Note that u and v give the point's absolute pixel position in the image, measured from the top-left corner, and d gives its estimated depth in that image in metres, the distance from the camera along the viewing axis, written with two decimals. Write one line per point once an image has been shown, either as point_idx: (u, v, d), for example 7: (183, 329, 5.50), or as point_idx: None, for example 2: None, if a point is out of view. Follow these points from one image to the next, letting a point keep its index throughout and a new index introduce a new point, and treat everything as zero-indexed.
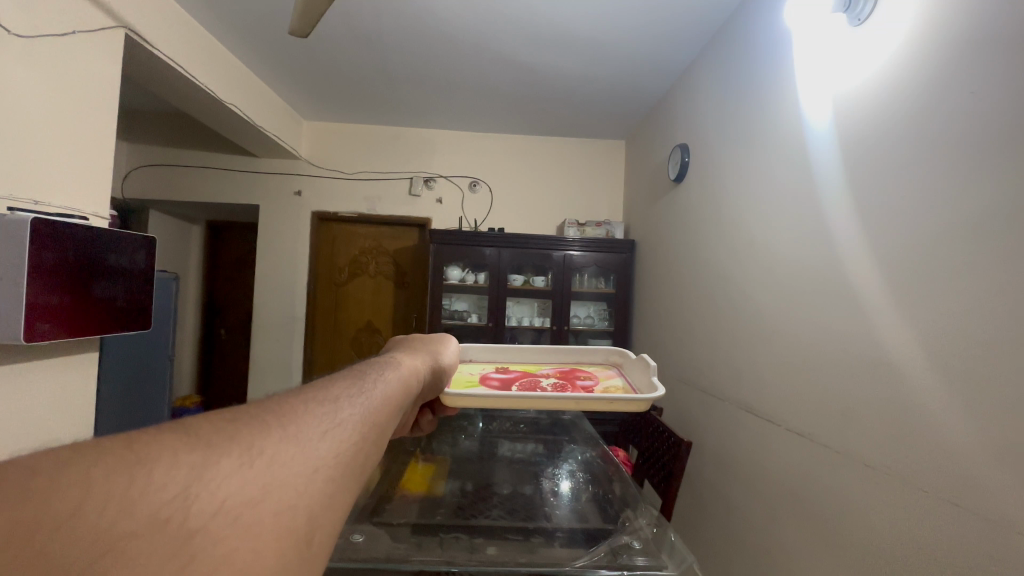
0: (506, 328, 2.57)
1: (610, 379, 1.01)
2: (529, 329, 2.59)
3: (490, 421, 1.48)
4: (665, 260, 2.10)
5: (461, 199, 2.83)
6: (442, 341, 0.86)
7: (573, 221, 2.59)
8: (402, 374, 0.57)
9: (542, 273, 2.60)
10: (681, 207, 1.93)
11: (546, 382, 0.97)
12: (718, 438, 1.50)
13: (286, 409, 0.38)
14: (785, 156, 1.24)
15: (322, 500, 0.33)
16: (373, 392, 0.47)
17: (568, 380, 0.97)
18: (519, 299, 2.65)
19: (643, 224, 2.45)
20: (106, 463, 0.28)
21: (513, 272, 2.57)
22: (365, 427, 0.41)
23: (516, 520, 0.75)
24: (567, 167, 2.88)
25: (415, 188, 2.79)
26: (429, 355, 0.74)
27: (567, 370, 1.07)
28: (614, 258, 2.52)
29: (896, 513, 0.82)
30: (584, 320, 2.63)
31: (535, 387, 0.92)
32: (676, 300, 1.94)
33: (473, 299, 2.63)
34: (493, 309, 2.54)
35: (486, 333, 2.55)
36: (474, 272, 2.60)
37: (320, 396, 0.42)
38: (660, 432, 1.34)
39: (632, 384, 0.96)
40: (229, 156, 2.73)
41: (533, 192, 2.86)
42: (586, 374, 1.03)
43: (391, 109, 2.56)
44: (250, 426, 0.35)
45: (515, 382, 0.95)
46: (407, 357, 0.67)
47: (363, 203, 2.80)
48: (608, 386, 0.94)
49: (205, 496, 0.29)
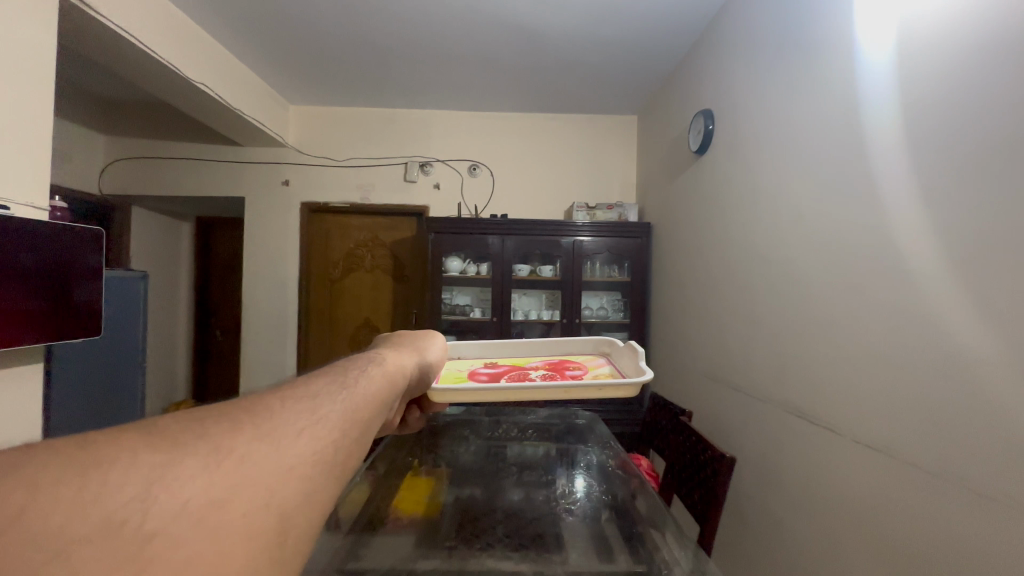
0: (513, 324, 2.53)
1: (599, 367, 0.96)
2: (537, 322, 2.54)
3: (496, 427, 1.42)
4: (687, 245, 2.03)
5: (461, 183, 2.77)
6: (430, 335, 0.82)
7: (583, 204, 2.53)
8: (389, 372, 0.56)
9: (549, 263, 2.55)
10: (706, 181, 1.84)
11: (535, 374, 0.92)
12: (760, 440, 1.44)
13: (261, 407, 0.38)
14: (836, 104, 1.15)
15: (299, 495, 0.34)
16: (355, 391, 0.47)
17: (557, 372, 0.92)
18: (526, 291, 2.60)
19: (660, 204, 2.37)
20: (58, 465, 0.27)
21: (519, 262, 2.52)
22: (346, 424, 0.42)
23: (527, 547, 0.73)
24: (576, 148, 2.80)
25: (410, 174, 2.73)
26: (415, 348, 0.72)
27: (557, 362, 1.02)
28: (629, 244, 2.45)
29: (1006, 545, 0.72)
30: (598, 312, 2.58)
31: (525, 378, 0.87)
32: (704, 287, 1.86)
33: (476, 293, 2.59)
34: (497, 304, 2.49)
35: (490, 327, 2.50)
36: (475, 263, 2.54)
37: (299, 392, 0.42)
38: (694, 440, 1.26)
39: (619, 371, 0.92)
40: (213, 146, 2.70)
41: (539, 176, 2.79)
42: (575, 365, 0.98)
43: (382, 87, 2.49)
44: (220, 426, 0.35)
45: (504, 375, 0.91)
46: (394, 353, 0.65)
47: (356, 192, 2.75)
48: (598, 374, 0.90)
49: (162, 499, 0.29)
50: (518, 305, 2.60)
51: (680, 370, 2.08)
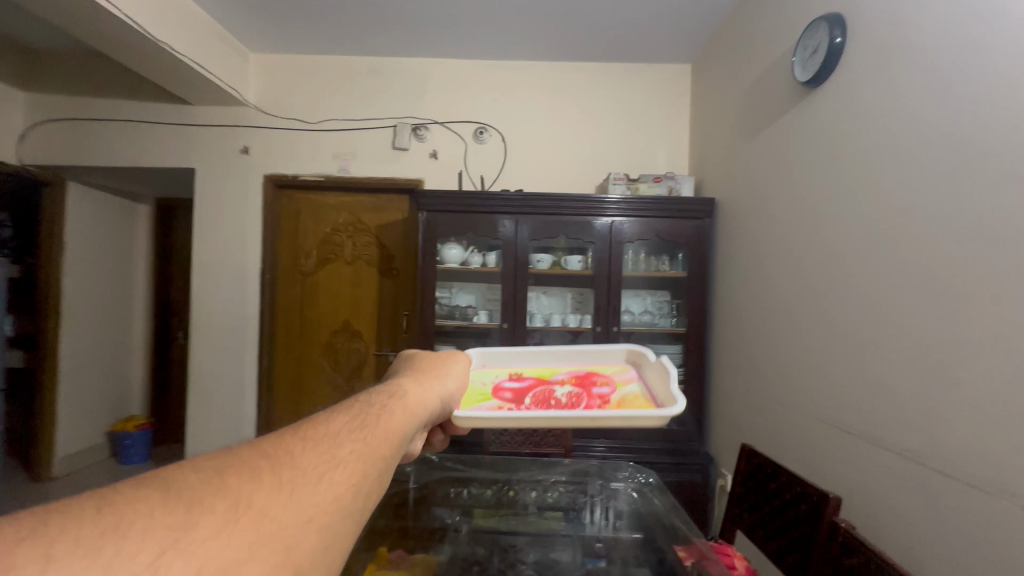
0: (530, 330, 2.37)
1: (627, 384, 0.84)
2: (561, 329, 2.39)
3: (499, 484, 1.36)
4: (762, 237, 1.88)
5: (465, 151, 2.62)
6: (444, 359, 0.83)
7: (622, 176, 2.36)
8: (404, 407, 0.61)
9: (578, 252, 2.39)
10: (803, 122, 1.61)
11: (560, 392, 0.82)
12: (850, 472, 1.33)
13: (280, 459, 0.44)
14: (996, 48, 0.96)
15: (312, 548, 0.39)
16: (371, 437, 0.52)
17: (583, 391, 0.81)
18: (548, 289, 2.45)
19: (725, 184, 2.21)
20: (88, 529, 0.32)
21: (539, 253, 2.38)
22: (359, 475, 0.47)
23: None
24: (600, 105, 2.64)
25: (401, 139, 2.59)
26: (428, 374, 0.74)
27: (584, 375, 0.89)
28: (687, 226, 2.28)
29: None
30: (642, 316, 2.41)
31: (548, 402, 0.78)
32: (784, 278, 1.71)
33: (481, 293, 2.45)
34: (509, 308, 2.33)
35: (499, 333, 2.37)
36: (480, 252, 2.41)
37: (320, 440, 0.48)
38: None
39: (649, 390, 0.80)
40: (162, 105, 2.60)
41: (571, 143, 2.63)
42: (602, 380, 0.87)
43: (361, 30, 2.35)
44: (241, 477, 0.41)
45: (528, 393, 0.82)
46: (410, 386, 0.67)
47: (334, 162, 2.62)
48: (625, 399, 0.78)
49: (182, 559, 0.33)
50: (539, 308, 2.44)
51: (748, 388, 1.94)
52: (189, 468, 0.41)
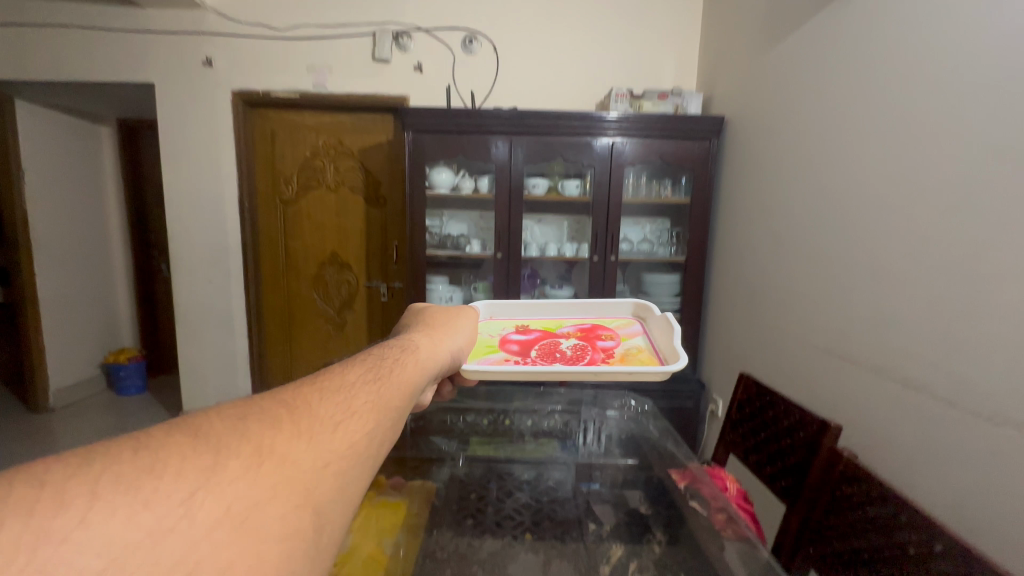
0: (525, 261, 2.36)
1: (631, 337, 0.94)
2: (557, 258, 2.39)
3: (496, 415, 1.45)
4: (773, 164, 1.82)
5: (453, 63, 2.45)
6: (456, 315, 0.86)
7: (625, 92, 2.23)
8: (414, 364, 0.63)
9: (576, 177, 2.32)
10: (831, 27, 1.49)
11: (563, 346, 0.90)
12: (848, 400, 1.39)
13: (297, 409, 0.46)
14: None
15: (330, 492, 0.41)
16: (382, 390, 0.54)
17: (587, 343, 0.90)
18: (542, 217, 2.40)
19: (737, 99, 2.10)
20: (121, 468, 0.33)
21: (535, 178, 2.30)
22: (370, 426, 0.49)
23: (545, 531, 0.94)
24: (601, 8, 2.43)
25: (383, 49, 2.40)
26: (438, 330, 0.77)
27: (588, 329, 0.98)
28: (693, 148, 2.19)
29: None
30: (642, 244, 2.40)
31: (553, 355, 0.85)
32: (791, 203, 1.69)
33: (474, 222, 2.42)
34: (503, 238, 2.29)
35: (492, 263, 2.35)
36: (472, 177, 2.33)
37: (334, 392, 0.50)
38: (931, 546, 0.78)
39: (646, 345, 0.89)
40: (110, 10, 2.34)
41: (568, 51, 2.46)
42: (607, 334, 0.95)
43: None
44: (262, 424, 0.42)
45: (533, 347, 0.89)
46: (420, 342, 0.70)
47: (308, 75, 2.44)
48: (628, 348, 0.88)
49: (210, 502, 0.34)
50: (535, 236, 2.41)
51: (749, 319, 1.98)
52: (211, 413, 0.42)
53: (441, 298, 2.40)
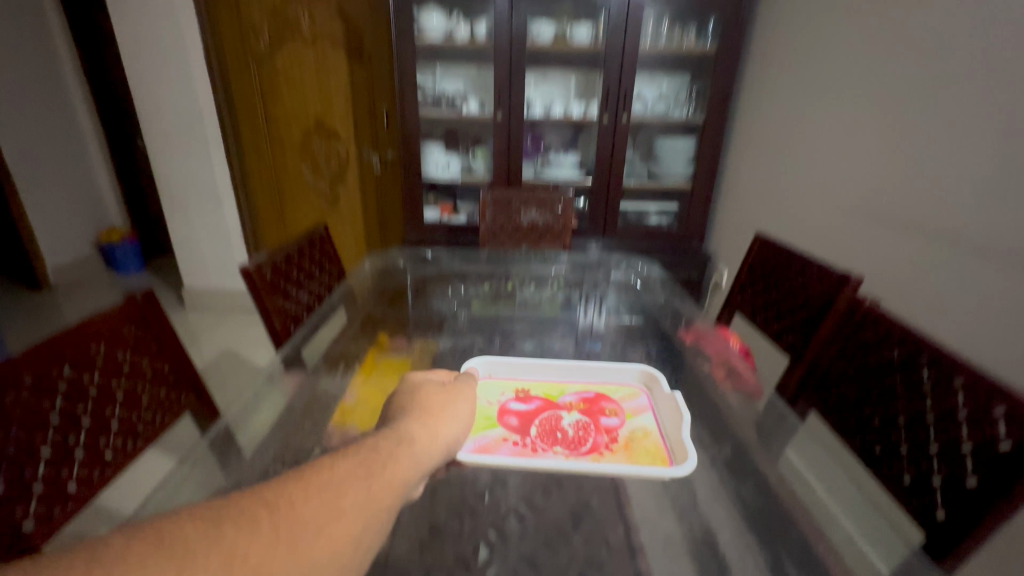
0: (530, 123, 2.26)
1: (637, 412, 0.87)
2: (563, 120, 2.25)
3: (499, 279, 1.52)
4: None
5: None
6: (458, 387, 0.71)
7: None
8: (410, 464, 0.51)
9: (587, 21, 2.14)
10: None
11: (565, 419, 0.85)
12: (870, 259, 1.41)
13: (286, 501, 0.39)
14: None
15: None
16: (384, 481, 0.47)
17: (589, 425, 0.83)
18: (545, 74, 2.25)
19: None
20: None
21: (539, 26, 2.13)
22: (364, 529, 0.42)
23: None
24: None
25: None
26: (443, 413, 0.64)
27: (589, 398, 0.90)
28: None
29: None
30: (659, 105, 2.27)
31: (555, 434, 0.81)
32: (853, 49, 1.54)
33: (472, 78, 2.27)
34: (505, 93, 2.13)
35: (491, 125, 2.23)
36: (468, 21, 2.15)
37: (333, 478, 0.44)
38: (950, 381, 0.73)
39: (654, 426, 0.84)
40: None
41: None
42: (611, 409, 0.88)
43: None
44: (236, 531, 0.35)
45: (537, 419, 0.84)
46: (420, 433, 0.57)
47: None
48: (634, 432, 0.82)
49: None
50: (537, 95, 2.28)
51: (772, 185, 1.94)
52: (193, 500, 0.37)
53: (437, 164, 2.34)
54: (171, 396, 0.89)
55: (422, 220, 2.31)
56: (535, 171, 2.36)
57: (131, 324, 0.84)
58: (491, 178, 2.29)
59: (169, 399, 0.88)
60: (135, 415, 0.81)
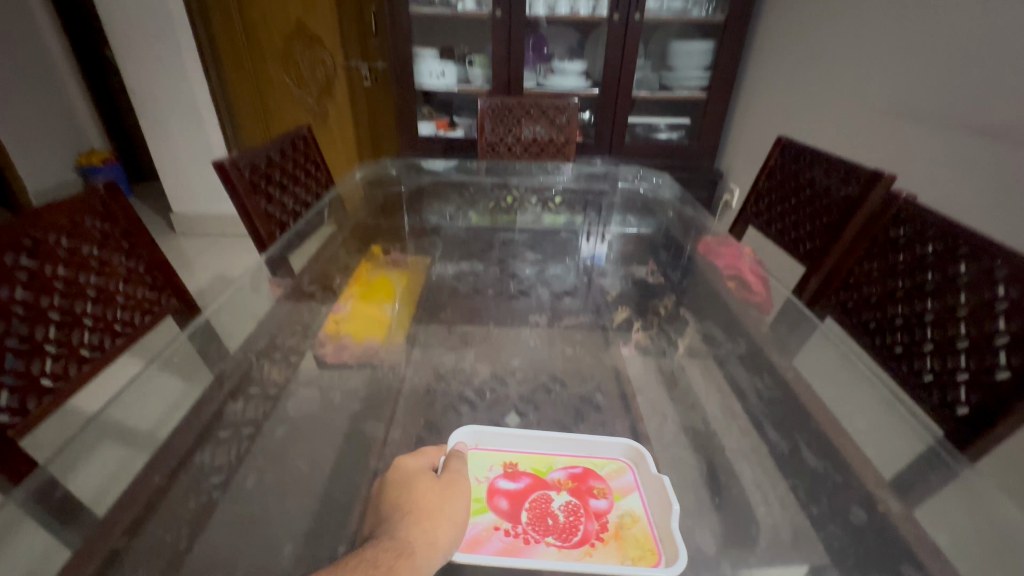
0: (533, 20, 2.09)
1: (627, 494, 0.62)
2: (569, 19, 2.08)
3: (502, 190, 1.51)
4: None
5: None
6: (453, 477, 0.56)
7: None
8: (417, 573, 0.46)
9: None
10: None
11: (556, 500, 0.61)
12: (901, 164, 1.37)
13: None
14: None
15: None
16: None
17: (570, 518, 0.58)
18: None
19: None
20: None
21: None
22: None
23: (558, 294, 1.05)
24: None
25: None
26: (447, 499, 0.53)
27: (573, 479, 0.64)
28: None
29: None
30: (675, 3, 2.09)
31: (544, 522, 0.58)
32: None
33: None
34: None
35: (490, 25, 2.08)
36: None
37: None
38: (992, 273, 0.71)
39: (655, 512, 0.60)
40: None
41: None
42: (598, 489, 0.62)
43: None
44: None
45: (527, 500, 0.61)
46: (422, 532, 0.50)
47: None
48: (626, 526, 0.58)
49: None
50: None
51: (799, 93, 1.85)
52: None
53: (431, 73, 2.20)
54: (147, 298, 0.87)
55: (419, 136, 2.26)
56: (537, 82, 2.25)
57: (95, 218, 0.80)
58: (491, 87, 2.18)
59: (145, 301, 0.87)
60: (109, 314, 0.79)
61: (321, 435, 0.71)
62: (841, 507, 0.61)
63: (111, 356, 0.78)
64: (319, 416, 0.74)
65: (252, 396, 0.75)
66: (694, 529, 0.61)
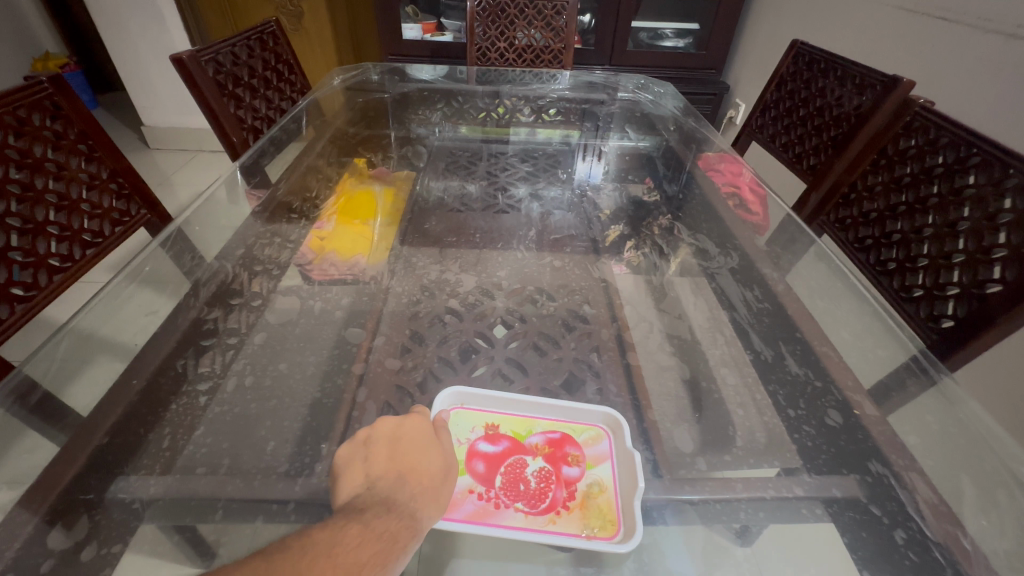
0: None
1: (602, 465, 0.59)
2: None
3: (494, 100, 1.42)
4: None
5: None
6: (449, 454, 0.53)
7: None
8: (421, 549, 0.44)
9: None
10: None
11: (531, 465, 0.59)
12: (922, 67, 1.30)
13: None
14: None
15: None
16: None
17: (540, 487, 0.56)
18: None
19: None
20: None
21: None
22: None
23: (552, 209, 1.04)
24: None
25: None
26: (449, 473, 0.50)
27: (551, 445, 0.61)
28: None
29: None
30: None
31: (516, 487, 0.56)
32: None
33: None
34: None
35: None
36: None
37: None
38: (1000, 183, 0.70)
39: (624, 481, 0.57)
40: None
41: None
42: (573, 457, 0.60)
43: None
44: None
45: (503, 464, 0.59)
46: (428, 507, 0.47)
47: None
48: (594, 499, 0.55)
49: None
50: None
51: None
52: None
53: None
54: (116, 208, 0.85)
55: (405, 39, 2.09)
56: None
57: (43, 116, 0.76)
58: None
59: (114, 211, 0.85)
60: (75, 223, 0.77)
61: (312, 344, 0.73)
62: (817, 410, 0.65)
63: (85, 266, 0.77)
64: (309, 326, 0.76)
65: (245, 308, 0.76)
66: (672, 432, 0.65)
